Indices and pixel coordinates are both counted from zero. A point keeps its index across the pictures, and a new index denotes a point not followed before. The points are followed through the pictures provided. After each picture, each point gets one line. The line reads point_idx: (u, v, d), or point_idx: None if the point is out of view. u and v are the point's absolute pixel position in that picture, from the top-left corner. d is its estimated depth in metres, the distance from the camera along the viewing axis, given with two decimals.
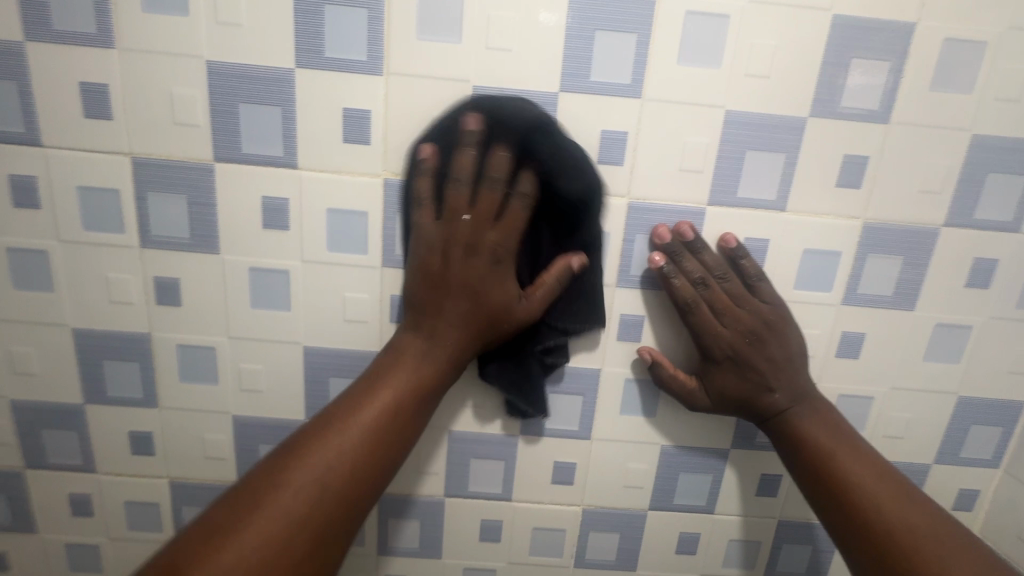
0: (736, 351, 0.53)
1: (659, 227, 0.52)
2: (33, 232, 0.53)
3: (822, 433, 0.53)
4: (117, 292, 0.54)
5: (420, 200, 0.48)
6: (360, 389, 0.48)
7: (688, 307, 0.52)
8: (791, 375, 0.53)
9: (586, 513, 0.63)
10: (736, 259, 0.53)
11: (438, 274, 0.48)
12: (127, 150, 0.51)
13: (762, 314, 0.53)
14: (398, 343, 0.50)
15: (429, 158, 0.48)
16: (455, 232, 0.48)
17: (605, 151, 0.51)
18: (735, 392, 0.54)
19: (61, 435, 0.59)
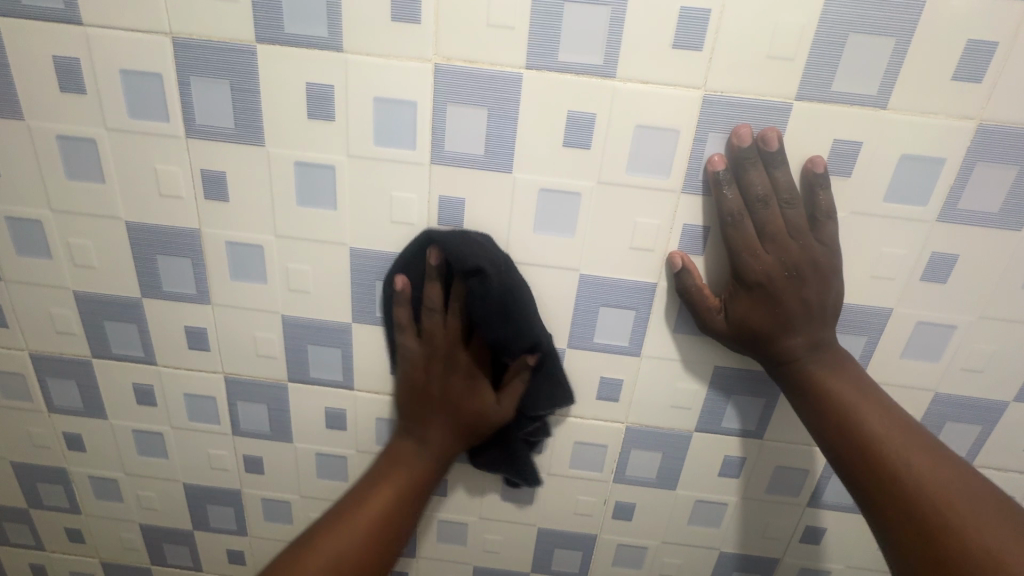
0: (770, 283, 0.49)
1: (741, 126, 0.47)
2: (82, 119, 0.52)
3: (829, 380, 0.50)
4: (166, 185, 0.54)
5: (401, 326, 0.55)
6: (381, 466, 0.59)
7: (734, 223, 0.48)
8: (816, 321, 0.50)
9: (629, 431, 0.62)
10: (815, 186, 0.48)
11: (424, 391, 0.56)
12: (167, 29, 0.48)
13: (811, 253, 0.48)
14: (395, 447, 0.59)
15: (404, 288, 0.53)
16: (436, 355, 0.55)
17: (682, 33, 0.45)
18: (753, 324, 0.50)
19: (123, 326, 0.62)
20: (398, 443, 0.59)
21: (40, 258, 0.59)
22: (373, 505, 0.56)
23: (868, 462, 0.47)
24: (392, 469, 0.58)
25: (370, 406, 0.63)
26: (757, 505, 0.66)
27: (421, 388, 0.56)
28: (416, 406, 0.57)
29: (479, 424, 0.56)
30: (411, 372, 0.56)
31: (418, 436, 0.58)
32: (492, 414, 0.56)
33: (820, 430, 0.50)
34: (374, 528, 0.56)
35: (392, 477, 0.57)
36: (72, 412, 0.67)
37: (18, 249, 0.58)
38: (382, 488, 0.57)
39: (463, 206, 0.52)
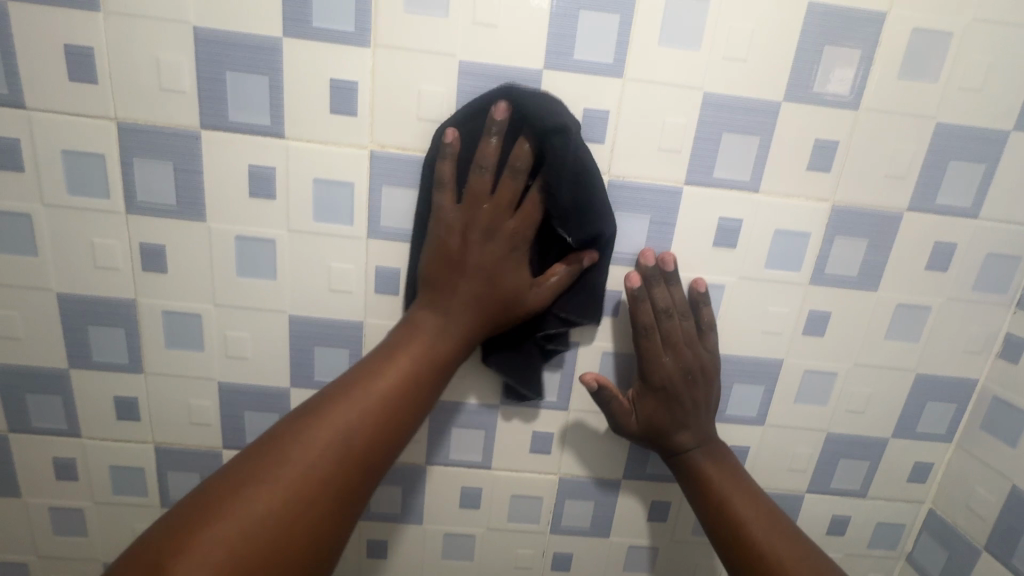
0: (671, 385, 0.56)
1: (647, 250, 0.55)
2: (18, 195, 0.53)
3: (714, 469, 0.58)
4: (102, 258, 0.55)
5: (442, 183, 0.50)
6: (396, 337, 0.51)
7: (646, 333, 0.55)
8: (704, 418, 0.58)
9: (563, 482, 0.66)
10: (700, 304, 0.57)
11: (455, 257, 0.51)
12: (113, 114, 0.51)
13: (700, 360, 0.57)
14: (411, 318, 0.53)
15: (452, 142, 0.49)
16: (481, 220, 0.50)
17: (586, 129, 0.52)
18: (657, 421, 0.57)
19: (47, 399, 0.60)
20: (416, 314, 0.52)
21: None
22: (379, 387, 0.48)
23: (738, 542, 0.55)
24: (410, 342, 0.51)
25: None
26: (685, 548, 0.70)
27: (444, 250, 0.51)
28: (443, 276, 0.52)
29: (517, 306, 0.52)
30: (443, 236, 0.51)
31: (443, 309, 0.52)
32: (527, 300, 0.52)
33: (704, 512, 0.57)
34: (388, 401, 0.48)
35: (415, 350, 0.50)
36: None
37: None
38: (391, 364, 0.49)
39: (398, 275, 0.56)
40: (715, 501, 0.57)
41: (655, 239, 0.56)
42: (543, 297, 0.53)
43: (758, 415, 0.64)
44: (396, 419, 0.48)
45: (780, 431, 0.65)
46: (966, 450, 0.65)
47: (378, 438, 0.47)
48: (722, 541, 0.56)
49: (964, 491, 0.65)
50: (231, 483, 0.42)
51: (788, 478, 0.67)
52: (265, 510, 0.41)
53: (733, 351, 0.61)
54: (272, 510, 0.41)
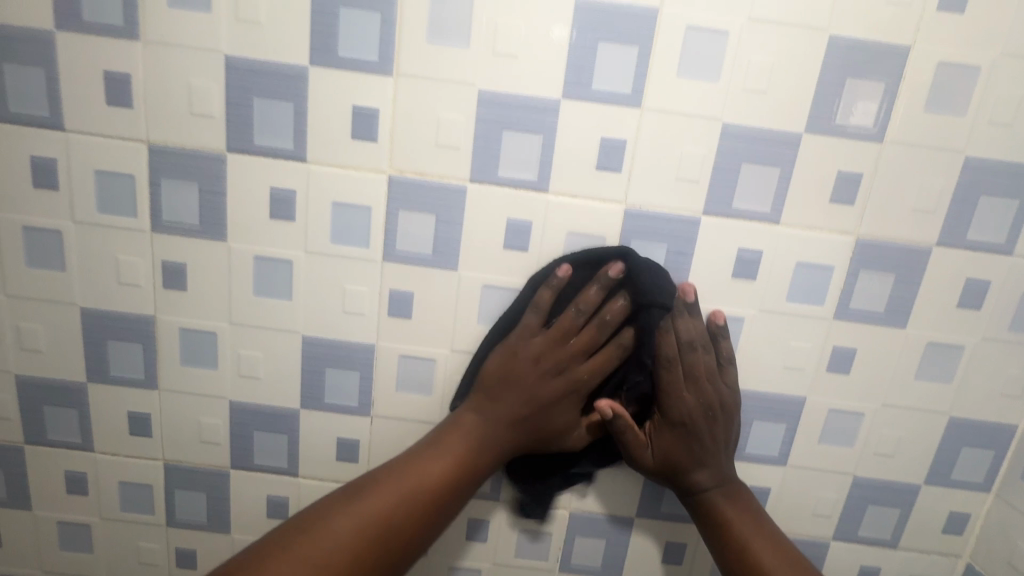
0: (691, 421, 0.55)
1: (666, 282, 0.52)
2: (51, 212, 0.55)
3: (733, 511, 0.56)
4: (126, 274, 0.56)
5: (535, 305, 0.53)
6: (441, 434, 0.55)
7: (667, 366, 0.53)
8: (725, 454, 0.56)
9: (573, 518, 0.63)
10: (719, 336, 0.55)
11: (514, 362, 0.54)
12: (145, 137, 0.53)
13: (721, 397, 0.55)
14: (458, 417, 0.55)
15: (564, 277, 0.53)
16: (557, 355, 0.54)
17: (603, 158, 0.52)
18: (674, 457, 0.55)
19: (63, 412, 0.61)
20: (461, 415, 0.56)
21: None
22: (429, 470, 0.52)
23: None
24: (456, 436, 0.54)
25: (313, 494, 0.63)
26: None
27: (508, 365, 0.54)
28: (499, 383, 0.55)
29: (556, 444, 0.57)
30: (507, 358, 0.54)
31: (489, 416, 0.55)
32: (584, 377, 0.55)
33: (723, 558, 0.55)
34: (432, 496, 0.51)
35: (456, 442, 0.54)
36: None
37: None
38: (439, 455, 0.53)
39: (411, 299, 0.56)
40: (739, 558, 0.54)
41: (672, 269, 0.55)
42: (580, 440, 0.58)
43: (779, 455, 0.61)
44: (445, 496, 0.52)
45: (803, 472, 0.62)
46: (1006, 501, 0.61)
47: (414, 522, 0.51)
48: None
49: (1005, 546, 0.60)
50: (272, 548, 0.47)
51: (813, 523, 0.63)
52: (296, 571, 0.46)
53: (753, 387, 0.59)
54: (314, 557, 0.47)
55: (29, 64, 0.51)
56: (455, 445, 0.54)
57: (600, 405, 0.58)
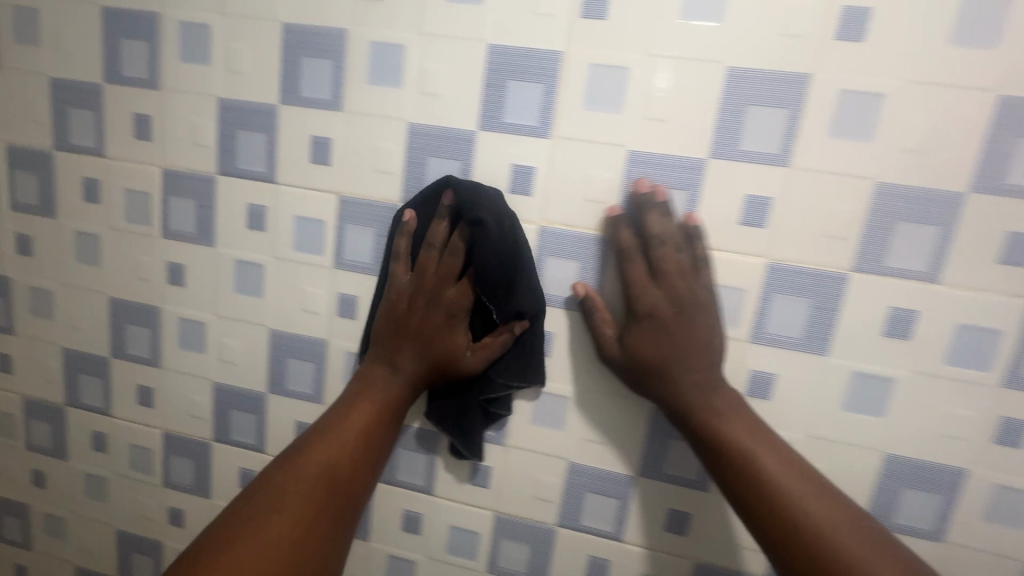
0: (658, 315, 0.54)
1: (642, 179, 0.55)
2: (257, 249, 0.66)
3: (727, 422, 0.54)
4: (309, 303, 0.66)
5: (397, 256, 0.58)
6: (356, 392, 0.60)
7: (630, 257, 0.55)
8: (706, 364, 0.54)
9: (696, 567, 0.63)
10: (694, 237, 0.54)
11: (403, 319, 0.58)
12: (337, 189, 0.62)
13: (694, 295, 0.54)
14: (365, 371, 0.60)
15: (411, 221, 0.57)
16: (426, 287, 0.57)
17: (748, 214, 0.54)
18: (642, 352, 0.55)
19: (246, 416, 0.71)
20: (371, 369, 0.60)
21: (195, 353, 0.71)
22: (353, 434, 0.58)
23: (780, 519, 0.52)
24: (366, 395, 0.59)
25: (446, 513, 0.68)
26: None
27: (400, 317, 0.58)
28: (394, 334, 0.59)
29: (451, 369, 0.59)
30: (396, 301, 0.58)
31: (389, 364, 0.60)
32: (462, 363, 0.59)
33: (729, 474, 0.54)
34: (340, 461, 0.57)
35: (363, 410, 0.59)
36: (183, 488, 0.76)
37: (180, 343, 0.71)
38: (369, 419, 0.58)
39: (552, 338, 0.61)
40: (745, 469, 0.53)
41: (815, 324, 0.55)
42: (481, 358, 0.59)
43: (933, 529, 0.57)
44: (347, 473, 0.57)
45: (963, 552, 0.57)
46: None
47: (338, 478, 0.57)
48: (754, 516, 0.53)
49: None
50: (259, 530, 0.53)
51: None
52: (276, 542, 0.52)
53: (903, 452, 0.56)
54: (284, 536, 0.53)
55: (256, 130, 0.63)
56: (356, 429, 0.58)
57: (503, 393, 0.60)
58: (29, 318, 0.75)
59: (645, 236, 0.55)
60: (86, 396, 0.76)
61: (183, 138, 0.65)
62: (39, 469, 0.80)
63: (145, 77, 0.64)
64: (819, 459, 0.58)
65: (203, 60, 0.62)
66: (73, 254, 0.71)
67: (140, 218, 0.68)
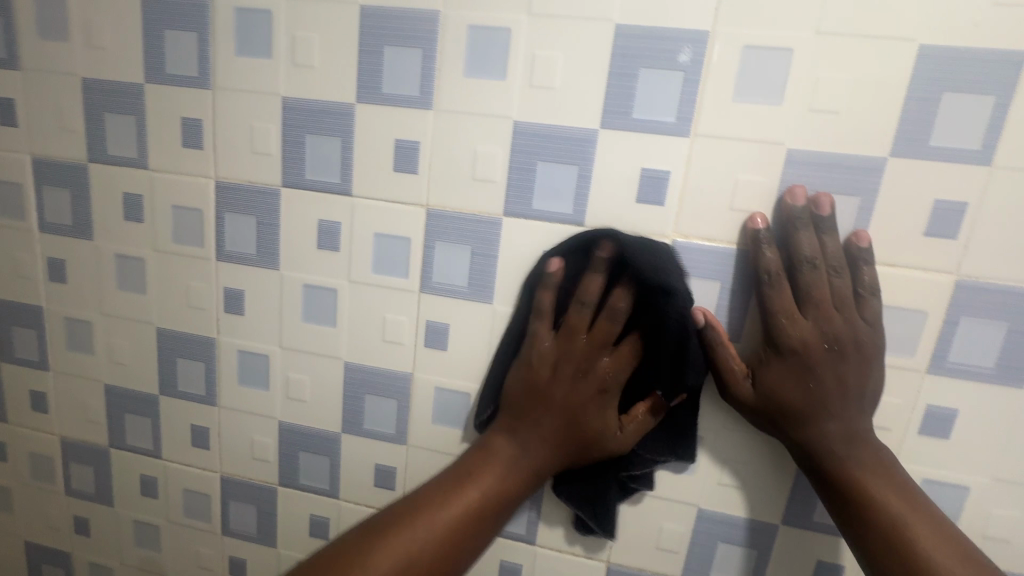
0: (806, 351, 0.46)
1: (795, 186, 0.46)
2: (329, 271, 0.57)
3: (879, 486, 0.47)
4: (390, 332, 0.57)
5: (540, 313, 0.49)
6: (472, 458, 0.52)
7: (773, 283, 0.46)
8: (853, 408, 0.47)
9: None
10: (860, 261, 0.46)
11: (545, 393, 0.50)
12: (425, 201, 0.53)
13: (855, 331, 0.46)
14: (485, 444, 0.52)
15: (557, 272, 0.48)
16: (571, 351, 0.49)
17: (935, 223, 0.45)
18: (781, 394, 0.47)
19: (317, 459, 0.63)
20: (494, 440, 0.52)
21: (257, 389, 0.62)
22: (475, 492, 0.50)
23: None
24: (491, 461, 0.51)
25: (551, 566, 0.60)
26: None
27: (529, 389, 0.51)
28: (527, 402, 0.51)
29: (597, 448, 0.51)
30: (534, 373, 0.50)
31: (521, 440, 0.51)
32: (611, 441, 0.50)
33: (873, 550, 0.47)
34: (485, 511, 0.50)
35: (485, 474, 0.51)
36: (245, 537, 0.67)
37: (240, 379, 0.62)
38: (489, 471, 0.51)
39: None
40: (893, 540, 0.46)
41: (1012, 351, 0.46)
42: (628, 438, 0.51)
43: None
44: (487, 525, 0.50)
45: None
46: None
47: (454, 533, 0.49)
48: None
49: None
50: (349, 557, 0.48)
51: None
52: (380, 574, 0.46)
53: None
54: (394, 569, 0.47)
55: (328, 134, 0.54)
56: (495, 474, 0.51)
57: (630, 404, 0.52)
58: (66, 353, 0.67)
59: (790, 258, 0.46)
60: (133, 437, 0.68)
61: (241, 145, 0.56)
62: (82, 516, 0.72)
63: (194, 74, 0.55)
64: (1004, 506, 0.50)
65: (265, 53, 0.53)
66: (114, 281, 0.63)
67: (191, 239, 0.59)
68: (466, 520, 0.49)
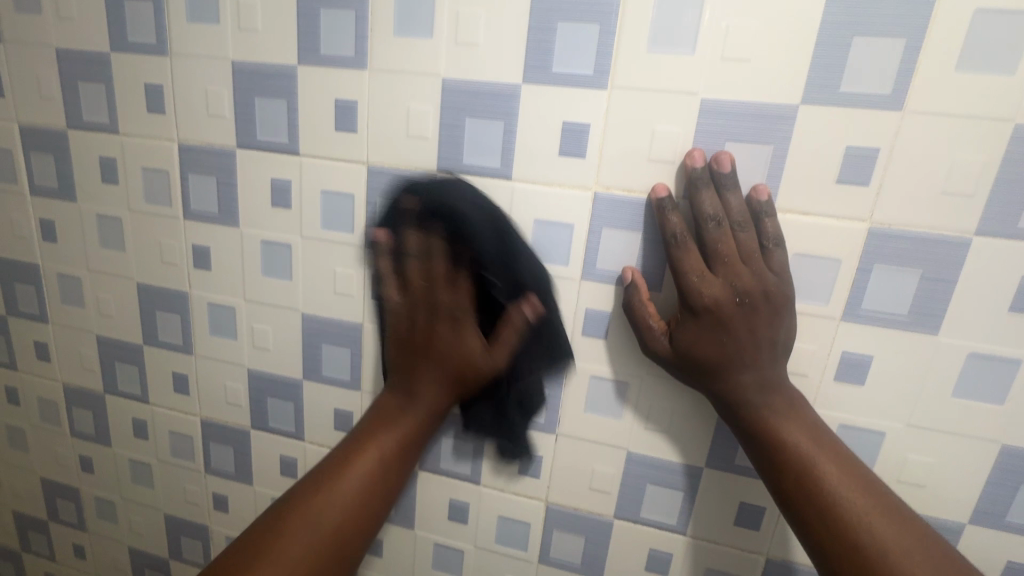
0: (719, 309, 0.46)
1: (694, 149, 0.47)
2: (283, 227, 0.61)
3: (791, 430, 0.47)
4: (341, 285, 0.61)
5: (384, 278, 0.55)
6: (356, 441, 0.56)
7: (678, 244, 0.47)
8: (767, 364, 0.47)
9: (769, 564, 0.58)
10: (760, 215, 0.47)
11: (409, 337, 0.55)
12: (365, 158, 0.56)
13: (763, 283, 0.46)
14: (377, 402, 0.57)
15: (384, 239, 0.55)
16: (416, 302, 0.53)
17: (847, 170, 0.46)
18: (697, 352, 0.48)
19: (283, 403, 0.68)
20: (384, 397, 0.57)
21: (226, 339, 0.67)
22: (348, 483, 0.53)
23: (821, 520, 0.44)
24: (374, 430, 0.56)
25: (495, 503, 0.64)
26: None
27: (409, 339, 0.55)
28: (403, 357, 0.56)
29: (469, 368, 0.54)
30: (397, 318, 0.55)
31: (402, 388, 0.56)
32: (481, 362, 0.53)
33: (779, 480, 0.46)
34: (371, 483, 0.54)
35: (366, 456, 0.55)
36: (225, 475, 0.74)
37: (212, 329, 0.67)
38: (359, 463, 0.54)
39: (609, 318, 0.54)
40: (801, 472, 0.45)
41: (924, 298, 0.47)
42: (500, 353, 0.53)
43: None
44: (387, 481, 0.55)
45: None
46: None
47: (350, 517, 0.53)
48: (797, 518, 0.46)
49: None
50: (247, 547, 0.50)
51: None
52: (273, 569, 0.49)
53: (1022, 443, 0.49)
54: (297, 557, 0.50)
55: (275, 96, 0.57)
56: (376, 452, 0.55)
57: (527, 380, 0.56)
58: (62, 307, 0.73)
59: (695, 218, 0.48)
60: (123, 383, 0.74)
61: (198, 109, 0.59)
62: (86, 455, 0.80)
63: (153, 42, 0.58)
64: (917, 450, 0.51)
65: (214, 19, 0.56)
66: (98, 238, 0.68)
67: (160, 198, 0.64)
68: (348, 509, 0.53)
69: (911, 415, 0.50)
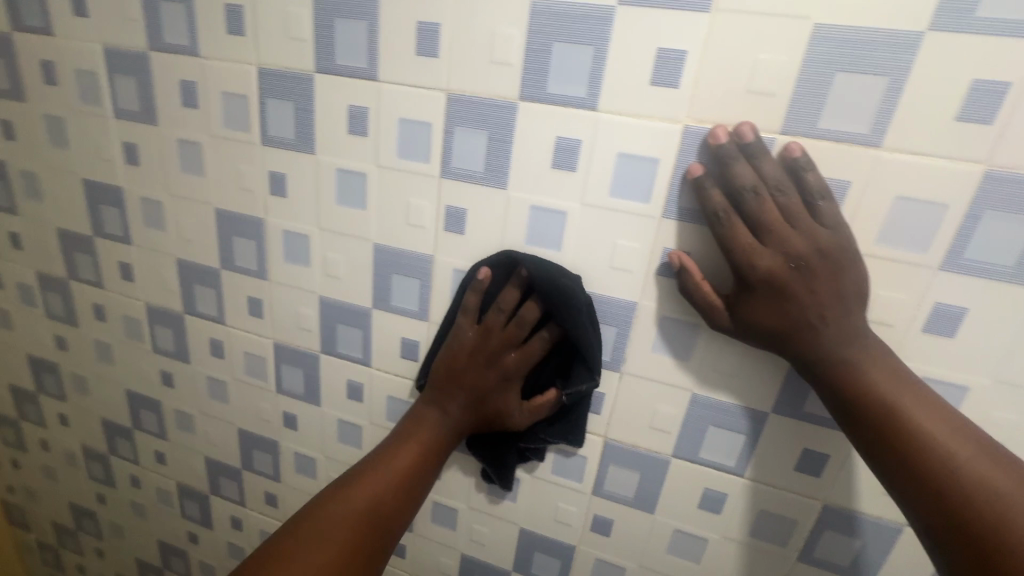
0: (777, 278, 0.46)
1: (714, 127, 0.47)
2: (359, 156, 0.61)
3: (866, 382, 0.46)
4: (413, 216, 0.62)
5: (466, 309, 0.59)
6: (405, 429, 0.63)
7: (724, 225, 0.47)
8: (828, 333, 0.47)
9: (825, 510, 0.59)
10: (799, 169, 0.46)
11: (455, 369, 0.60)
12: (445, 86, 0.55)
13: (816, 240, 0.45)
14: (419, 411, 0.63)
15: (486, 279, 0.57)
16: (486, 348, 0.59)
17: (969, 106, 0.42)
18: (762, 324, 0.48)
19: (352, 331, 0.71)
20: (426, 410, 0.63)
21: (300, 266, 0.70)
22: (395, 465, 0.59)
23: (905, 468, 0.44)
24: (415, 429, 0.62)
25: None
26: None
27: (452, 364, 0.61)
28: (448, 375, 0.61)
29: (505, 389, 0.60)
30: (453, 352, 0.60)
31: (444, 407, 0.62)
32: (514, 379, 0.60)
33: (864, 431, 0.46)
34: (415, 465, 0.60)
35: (414, 444, 0.61)
36: (295, 396, 0.79)
37: (286, 256, 0.70)
38: (405, 448, 0.61)
39: None
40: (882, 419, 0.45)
41: None
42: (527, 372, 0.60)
43: None
44: (423, 469, 0.61)
45: None
46: None
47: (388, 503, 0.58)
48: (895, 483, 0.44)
49: None
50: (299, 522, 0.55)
51: None
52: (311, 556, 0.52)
53: None
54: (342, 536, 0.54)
55: (355, 18, 0.56)
56: (420, 440, 0.61)
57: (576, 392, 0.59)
58: (145, 229, 0.77)
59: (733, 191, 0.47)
60: (201, 305, 0.78)
61: (278, 31, 0.59)
62: (167, 370, 0.86)
63: None
64: (1001, 406, 0.50)
65: None
66: (178, 163, 0.70)
67: (238, 123, 0.65)
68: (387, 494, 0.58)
69: (1002, 370, 0.49)
